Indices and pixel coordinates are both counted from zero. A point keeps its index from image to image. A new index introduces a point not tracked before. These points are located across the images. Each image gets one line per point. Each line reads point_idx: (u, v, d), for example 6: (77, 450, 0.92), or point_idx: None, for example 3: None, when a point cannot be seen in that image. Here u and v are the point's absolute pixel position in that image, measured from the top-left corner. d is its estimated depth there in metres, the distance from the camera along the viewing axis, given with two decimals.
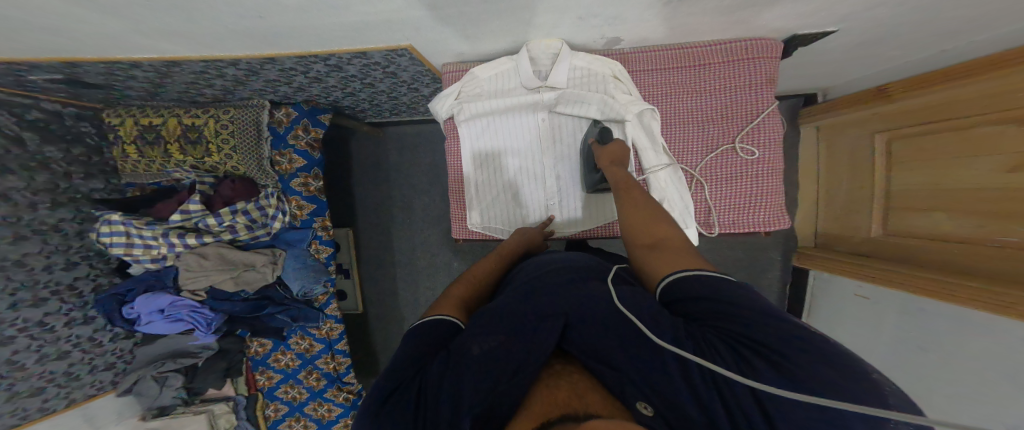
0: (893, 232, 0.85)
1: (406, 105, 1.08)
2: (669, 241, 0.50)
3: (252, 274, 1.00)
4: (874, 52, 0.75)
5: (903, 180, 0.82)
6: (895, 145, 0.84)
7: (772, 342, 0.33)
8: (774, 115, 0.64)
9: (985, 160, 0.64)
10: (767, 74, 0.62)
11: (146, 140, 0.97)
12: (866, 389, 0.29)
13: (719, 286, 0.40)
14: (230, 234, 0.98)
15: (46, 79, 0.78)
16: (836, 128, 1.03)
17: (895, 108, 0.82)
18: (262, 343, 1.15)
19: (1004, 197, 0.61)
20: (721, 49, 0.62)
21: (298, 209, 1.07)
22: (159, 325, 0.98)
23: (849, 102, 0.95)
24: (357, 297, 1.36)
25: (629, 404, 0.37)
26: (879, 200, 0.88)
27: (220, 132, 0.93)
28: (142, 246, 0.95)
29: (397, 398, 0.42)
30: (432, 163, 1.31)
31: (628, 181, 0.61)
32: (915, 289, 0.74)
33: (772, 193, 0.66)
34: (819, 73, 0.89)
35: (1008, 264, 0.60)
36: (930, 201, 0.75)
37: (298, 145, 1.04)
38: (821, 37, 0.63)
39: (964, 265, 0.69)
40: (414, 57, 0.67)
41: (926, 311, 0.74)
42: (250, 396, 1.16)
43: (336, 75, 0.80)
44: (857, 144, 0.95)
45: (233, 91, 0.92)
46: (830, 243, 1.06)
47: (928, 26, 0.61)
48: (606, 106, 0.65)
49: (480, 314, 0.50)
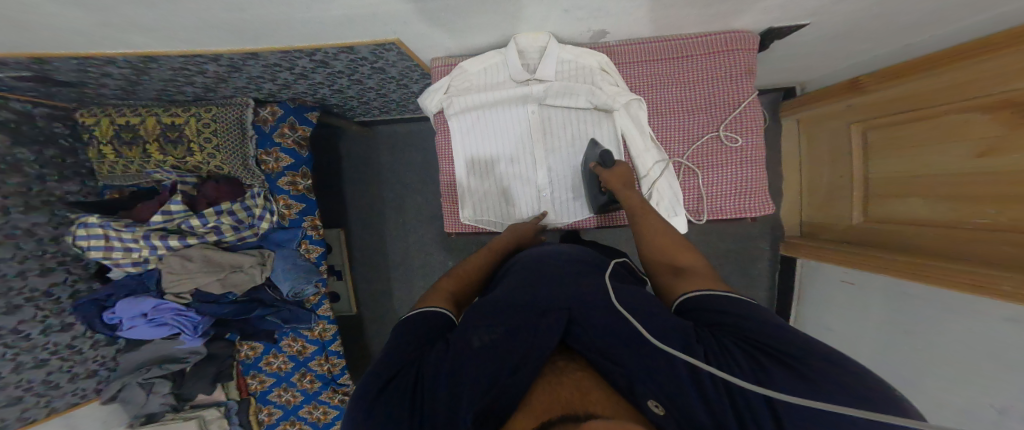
0: (873, 218, 0.87)
1: (396, 102, 1.06)
2: (694, 268, 0.52)
3: (239, 275, 0.98)
4: (851, 44, 0.77)
5: (880, 169, 0.84)
6: (871, 135, 0.86)
7: (789, 349, 0.35)
8: (754, 104, 0.65)
9: (956, 147, 0.66)
10: (747, 64, 0.63)
11: (123, 140, 0.93)
12: (875, 394, 0.30)
13: (730, 300, 0.43)
14: (216, 234, 0.96)
15: (15, 77, 0.74)
16: (815, 120, 1.05)
17: (867, 100, 0.85)
18: (253, 346, 1.13)
19: (973, 182, 0.63)
20: (704, 41, 0.63)
21: (286, 209, 1.04)
22: (143, 329, 0.96)
23: (825, 95, 0.98)
24: (351, 298, 1.33)
25: (639, 404, 0.37)
26: (858, 189, 0.90)
27: (201, 131, 0.90)
28: (122, 249, 0.92)
29: (389, 393, 0.42)
30: (423, 159, 1.30)
31: (643, 204, 0.63)
32: (895, 273, 0.77)
33: (756, 180, 0.68)
34: (795, 66, 0.92)
35: (983, 246, 0.63)
36: (906, 188, 0.77)
37: (284, 143, 1.01)
38: (790, 31, 0.64)
39: (939, 249, 0.71)
40: (402, 52, 0.66)
41: (910, 293, 0.77)
42: (241, 400, 1.14)
43: (322, 71, 0.78)
44: (837, 135, 0.97)
45: (216, 89, 0.90)
46: (815, 231, 1.08)
47: (904, 17, 0.62)
48: (594, 98, 0.65)
49: (475, 307, 0.52)
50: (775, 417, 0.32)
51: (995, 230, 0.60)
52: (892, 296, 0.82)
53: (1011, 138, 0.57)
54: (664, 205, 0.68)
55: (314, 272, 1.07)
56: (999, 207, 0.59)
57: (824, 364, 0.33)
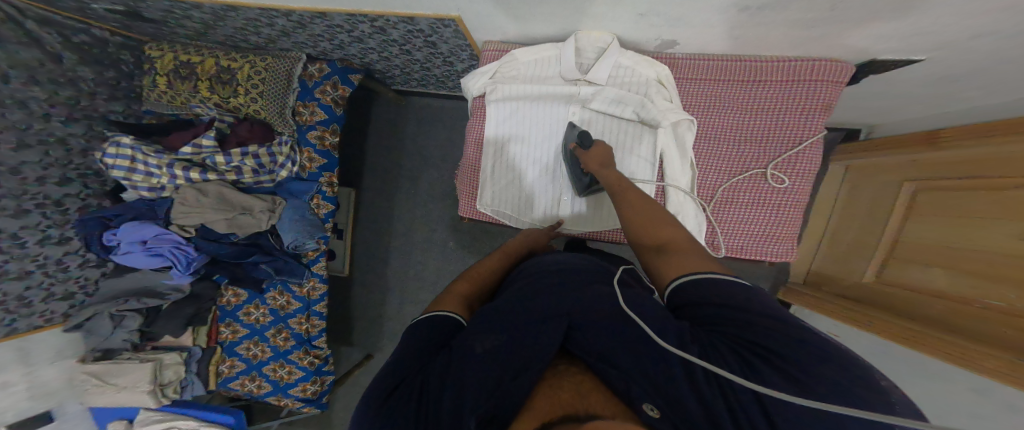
0: (887, 281, 0.83)
1: (436, 78, 1.09)
2: (677, 243, 0.48)
3: (246, 218, 0.97)
4: (930, 96, 0.72)
5: (916, 233, 0.78)
6: (921, 195, 0.79)
7: (774, 344, 0.32)
8: (817, 145, 0.61)
9: (1005, 225, 0.61)
10: (826, 99, 0.58)
11: (179, 75, 0.98)
12: (872, 395, 0.27)
13: (725, 290, 0.38)
14: (235, 174, 0.98)
15: (108, 9, 0.83)
16: (866, 170, 0.97)
17: (938, 157, 0.77)
18: (236, 293, 1.11)
19: (1005, 261, 0.59)
20: (782, 68, 0.59)
21: (308, 161, 1.07)
22: (137, 257, 0.95)
23: (891, 144, 0.90)
24: (346, 258, 1.32)
25: (635, 405, 0.34)
26: (883, 249, 0.85)
27: (252, 77, 0.94)
28: (143, 173, 0.93)
29: (398, 394, 0.41)
30: (448, 137, 1.29)
31: (619, 180, 0.60)
32: (890, 336, 0.76)
33: (790, 226, 0.65)
34: (868, 107, 0.85)
35: (996, 326, 0.59)
36: (939, 257, 0.72)
37: (323, 100, 1.05)
38: (899, 66, 0.57)
39: (949, 322, 0.68)
40: (458, 30, 0.70)
41: (894, 355, 0.78)
42: (206, 349, 1.10)
43: (379, 37, 0.82)
44: (884, 190, 0.89)
45: (276, 41, 0.94)
46: (820, 282, 1.04)
47: (971, 81, 0.61)
48: (643, 110, 0.65)
49: (484, 310, 0.49)
50: (768, 417, 0.29)
51: (1009, 313, 0.58)
52: (878, 357, 0.83)
53: None
54: None
55: (318, 229, 1.06)
56: (1018, 292, 0.57)
57: (817, 361, 0.30)
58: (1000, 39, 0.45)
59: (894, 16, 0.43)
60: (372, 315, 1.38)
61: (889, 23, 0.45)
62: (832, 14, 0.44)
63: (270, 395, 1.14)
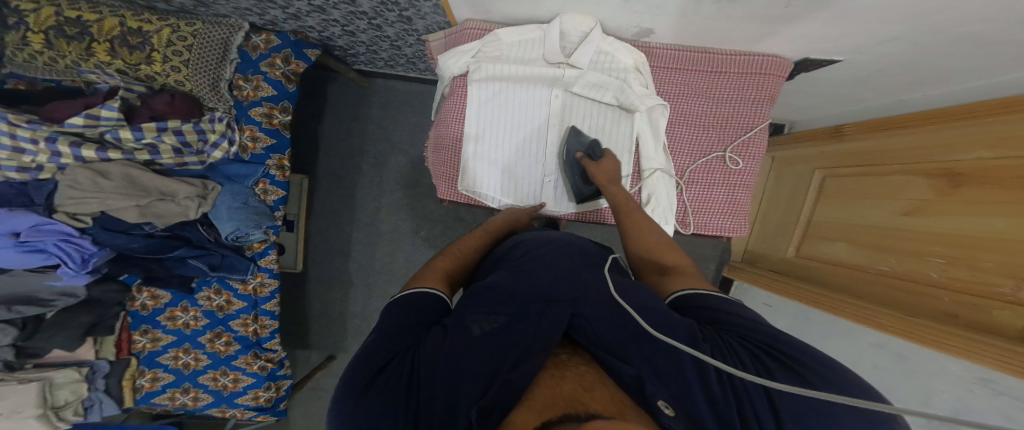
0: (805, 255, 0.98)
1: (406, 57, 1.02)
2: (680, 267, 0.55)
3: (167, 205, 0.83)
4: (848, 94, 0.84)
5: (826, 214, 0.92)
6: (829, 182, 0.94)
7: (789, 350, 0.35)
8: (764, 131, 0.70)
9: (890, 204, 0.75)
10: (771, 90, 0.66)
11: (62, 33, 0.77)
12: (857, 389, 0.31)
13: (732, 305, 0.43)
14: (149, 154, 0.82)
15: None
16: (787, 160, 1.12)
17: (845, 147, 0.90)
18: (155, 294, 0.94)
19: (892, 236, 0.73)
20: (740, 61, 0.65)
21: (251, 141, 0.94)
22: (4, 254, 0.74)
23: (806, 136, 1.04)
24: (298, 252, 1.19)
25: (649, 405, 0.33)
26: (801, 228, 1.00)
27: (174, 43, 0.80)
28: (9, 148, 0.70)
29: (387, 375, 0.38)
30: (415, 121, 1.23)
31: (625, 200, 0.66)
32: (803, 300, 0.90)
33: (743, 204, 0.74)
34: (795, 104, 0.99)
35: (886, 290, 0.73)
36: (840, 231, 0.87)
37: (271, 74, 0.93)
38: (824, 65, 0.67)
39: (849, 286, 0.82)
40: (438, 4, 0.66)
41: (811, 318, 0.92)
42: (116, 362, 0.92)
43: (345, 8, 0.75)
44: (800, 178, 1.04)
45: (210, 3, 0.81)
46: (755, 258, 1.19)
47: (876, 82, 0.73)
48: (622, 95, 0.69)
49: (474, 290, 0.48)
50: (775, 415, 0.32)
51: (894, 277, 0.71)
52: (796, 321, 0.97)
53: (938, 202, 0.65)
54: (659, 212, 0.71)
55: (267, 217, 0.94)
56: (900, 259, 0.71)
57: (819, 364, 0.33)
58: (900, 46, 0.55)
59: (831, 20, 0.50)
60: (328, 314, 1.26)
61: (824, 26, 0.52)
62: (786, 12, 0.49)
63: (212, 405, 1.01)
